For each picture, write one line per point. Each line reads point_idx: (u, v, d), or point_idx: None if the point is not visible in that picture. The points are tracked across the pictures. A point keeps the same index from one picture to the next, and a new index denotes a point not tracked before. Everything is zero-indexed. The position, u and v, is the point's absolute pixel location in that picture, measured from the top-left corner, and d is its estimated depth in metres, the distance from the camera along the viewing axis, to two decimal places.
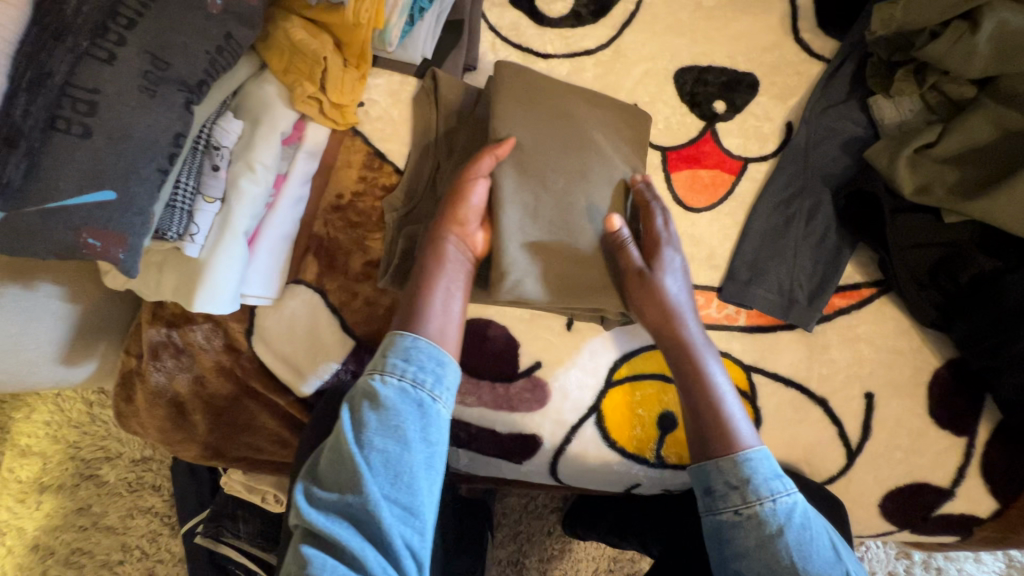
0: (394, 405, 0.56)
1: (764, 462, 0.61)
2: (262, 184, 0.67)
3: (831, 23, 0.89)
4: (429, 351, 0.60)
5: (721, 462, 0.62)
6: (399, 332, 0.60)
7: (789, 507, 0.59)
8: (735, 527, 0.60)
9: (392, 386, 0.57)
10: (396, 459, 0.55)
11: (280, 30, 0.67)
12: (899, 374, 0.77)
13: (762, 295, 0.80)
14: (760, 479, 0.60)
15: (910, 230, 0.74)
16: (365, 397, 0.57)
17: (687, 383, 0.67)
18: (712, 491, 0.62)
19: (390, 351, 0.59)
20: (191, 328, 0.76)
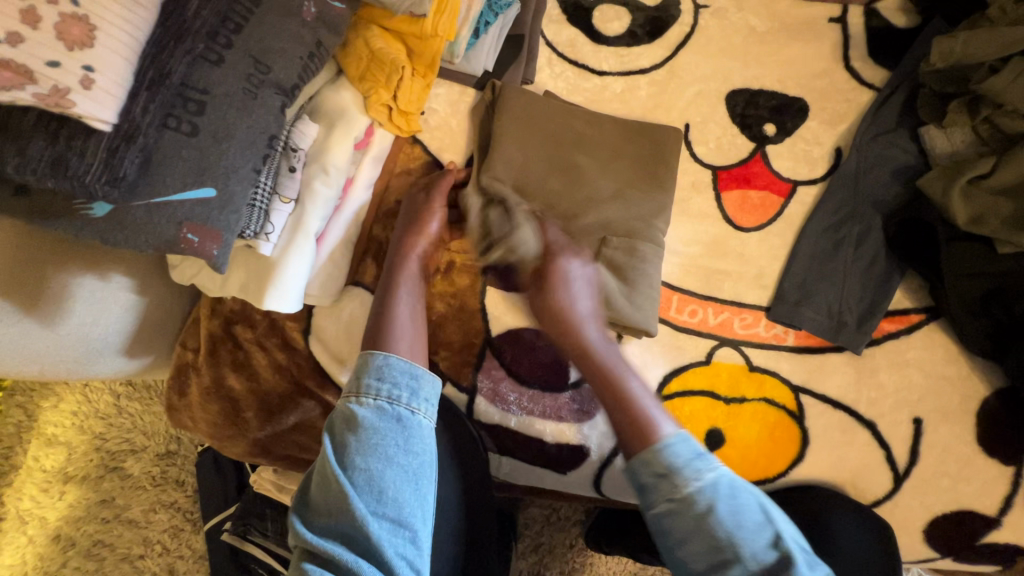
0: (373, 425, 0.60)
1: (680, 447, 0.62)
2: (334, 186, 0.69)
3: (882, 53, 0.91)
4: (399, 368, 0.64)
5: (642, 457, 0.63)
6: (371, 349, 0.65)
7: (705, 487, 0.60)
8: (670, 515, 0.61)
9: (369, 407, 0.61)
10: (379, 474, 0.59)
11: (361, 39, 0.69)
12: (948, 401, 0.77)
13: (811, 317, 0.81)
14: (679, 464, 0.61)
15: (965, 259, 0.76)
16: (343, 417, 0.61)
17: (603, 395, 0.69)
18: (643, 486, 0.62)
19: (354, 369, 0.64)
20: (250, 325, 0.77)
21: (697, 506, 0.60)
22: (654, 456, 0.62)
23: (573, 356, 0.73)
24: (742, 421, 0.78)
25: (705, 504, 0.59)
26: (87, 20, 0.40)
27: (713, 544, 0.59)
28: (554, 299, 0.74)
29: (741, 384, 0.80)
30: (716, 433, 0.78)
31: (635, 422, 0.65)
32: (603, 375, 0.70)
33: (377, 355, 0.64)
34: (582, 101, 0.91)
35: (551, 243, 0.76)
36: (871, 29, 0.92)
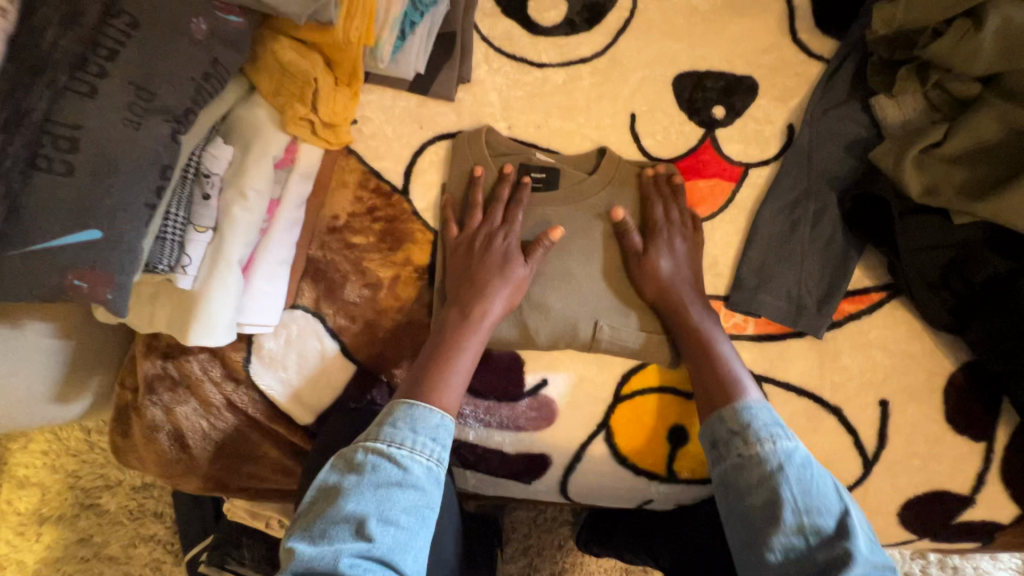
0: (422, 484, 0.58)
1: (762, 412, 0.63)
2: (255, 211, 0.65)
3: (829, 22, 0.88)
4: (444, 430, 0.62)
5: (722, 411, 0.65)
6: (426, 405, 0.62)
7: (781, 450, 0.60)
8: (739, 469, 0.61)
9: (420, 464, 0.58)
10: (404, 531, 0.55)
11: (269, 52, 0.64)
12: (914, 380, 0.75)
13: (770, 302, 0.78)
14: (757, 425, 0.62)
15: (921, 231, 0.73)
16: (384, 466, 0.57)
17: (688, 353, 0.72)
18: (718, 441, 0.64)
19: (402, 421, 0.60)
20: (188, 359, 0.74)
21: (769, 466, 0.59)
22: (730, 414, 0.64)
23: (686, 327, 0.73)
24: None
25: (779, 463, 0.59)
26: None
27: (772, 498, 0.57)
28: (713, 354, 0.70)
29: None
30: (678, 430, 0.76)
31: (718, 380, 0.68)
32: (697, 337, 0.72)
33: (430, 413, 0.61)
34: (522, 97, 0.88)
35: (654, 213, 0.78)
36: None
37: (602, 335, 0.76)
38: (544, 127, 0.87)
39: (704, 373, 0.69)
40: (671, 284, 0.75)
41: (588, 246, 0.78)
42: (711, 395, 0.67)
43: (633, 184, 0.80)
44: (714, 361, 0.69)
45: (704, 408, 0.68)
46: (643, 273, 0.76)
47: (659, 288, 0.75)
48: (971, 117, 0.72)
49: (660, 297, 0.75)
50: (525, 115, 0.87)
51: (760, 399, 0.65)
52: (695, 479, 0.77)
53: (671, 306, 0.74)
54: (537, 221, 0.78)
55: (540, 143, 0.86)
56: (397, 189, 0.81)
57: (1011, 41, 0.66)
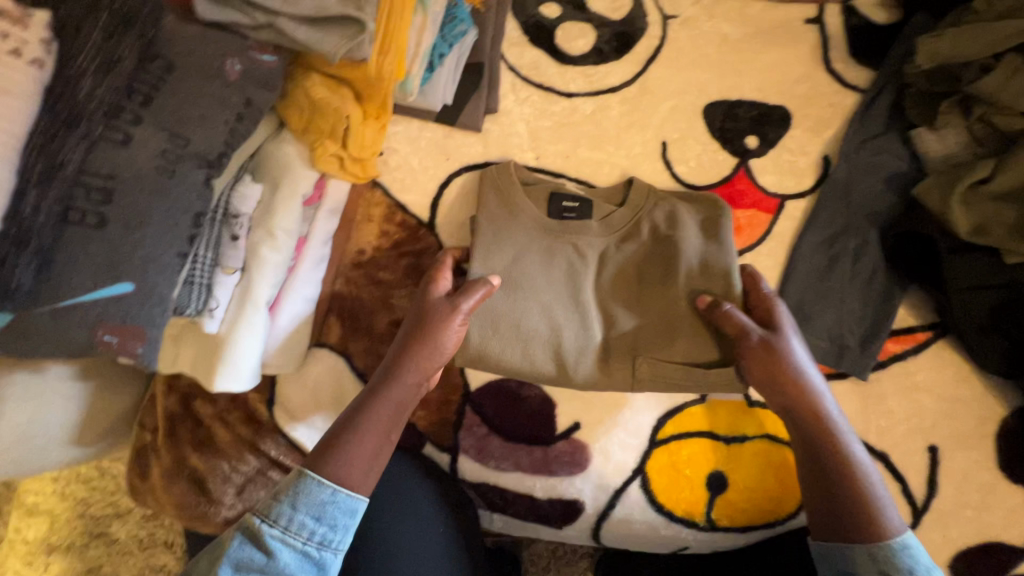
0: (290, 573, 0.50)
1: (914, 554, 0.55)
2: (283, 251, 0.63)
3: (864, 51, 0.86)
4: (355, 506, 0.54)
5: (874, 551, 0.56)
6: (314, 476, 0.53)
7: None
8: None
9: (293, 550, 0.51)
10: None
11: (300, 89, 0.63)
12: (964, 426, 0.72)
13: (811, 342, 0.75)
14: (908, 573, 0.54)
15: (971, 272, 0.70)
16: (254, 549, 0.51)
17: (812, 454, 0.62)
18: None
19: (291, 497, 0.52)
20: (210, 399, 0.72)
21: None
22: (887, 560, 0.55)
23: (805, 422, 0.63)
24: (743, 462, 0.74)
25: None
26: None
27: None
28: (843, 461, 0.60)
29: (741, 421, 0.75)
30: (717, 477, 0.73)
31: (851, 503, 0.58)
32: (815, 438, 0.62)
33: (319, 486, 0.53)
34: (550, 126, 0.86)
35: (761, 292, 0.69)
36: (850, 28, 0.87)
37: (644, 372, 0.70)
38: (573, 157, 0.85)
39: (840, 485, 0.59)
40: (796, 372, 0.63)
41: (619, 273, 0.74)
42: (838, 519, 0.58)
43: (666, 208, 0.75)
44: (848, 476, 0.59)
45: (820, 529, 0.59)
46: (755, 357, 0.64)
47: (781, 371, 0.63)
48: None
49: (779, 387, 0.63)
50: (553, 146, 0.85)
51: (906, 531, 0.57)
52: (734, 527, 0.73)
53: (800, 398, 0.63)
54: (571, 249, 0.74)
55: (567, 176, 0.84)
56: (424, 223, 0.79)
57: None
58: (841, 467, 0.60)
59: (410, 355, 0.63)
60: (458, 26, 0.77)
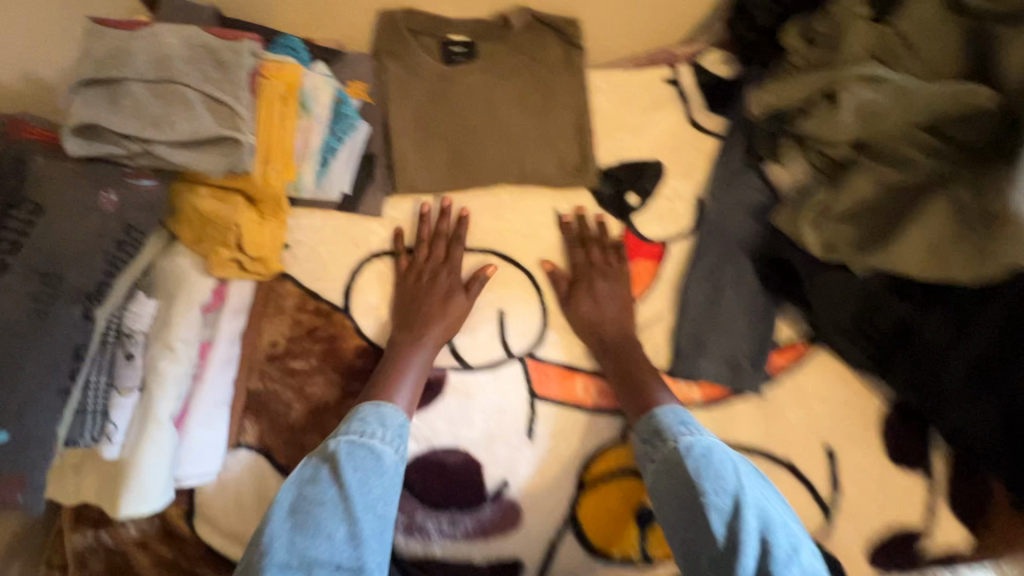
0: (386, 464, 0.67)
1: (673, 416, 0.73)
2: (184, 361, 0.64)
3: (717, 103, 0.97)
4: (406, 431, 0.71)
5: (649, 417, 0.74)
6: (389, 404, 0.72)
7: (696, 450, 0.69)
8: (665, 463, 0.69)
9: (384, 447, 0.68)
10: (376, 471, 0.66)
11: (188, 203, 0.66)
12: (853, 424, 0.79)
13: (710, 368, 0.82)
14: (668, 427, 0.72)
15: (826, 286, 0.79)
16: (345, 459, 0.65)
17: (610, 349, 0.81)
18: (660, 469, 0.70)
19: (368, 415, 0.70)
20: (123, 524, 0.68)
21: (689, 453, 0.68)
22: (656, 418, 0.73)
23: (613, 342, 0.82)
24: None
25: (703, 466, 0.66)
26: None
27: (722, 526, 0.62)
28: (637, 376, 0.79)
29: None
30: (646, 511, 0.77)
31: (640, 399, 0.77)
32: (619, 355, 0.81)
33: (394, 412, 0.71)
34: (450, 200, 0.90)
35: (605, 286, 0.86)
36: (702, 84, 0.98)
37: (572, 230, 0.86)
38: (475, 228, 0.90)
39: (629, 368, 0.80)
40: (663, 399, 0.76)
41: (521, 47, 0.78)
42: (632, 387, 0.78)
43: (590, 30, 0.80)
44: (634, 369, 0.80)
45: (634, 415, 0.77)
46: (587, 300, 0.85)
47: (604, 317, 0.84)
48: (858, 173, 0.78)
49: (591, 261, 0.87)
50: (453, 219, 0.90)
51: (675, 406, 0.75)
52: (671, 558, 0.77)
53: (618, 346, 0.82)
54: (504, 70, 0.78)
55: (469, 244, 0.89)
56: (338, 307, 0.81)
57: (869, 116, 0.76)
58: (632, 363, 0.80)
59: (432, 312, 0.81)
60: (347, 121, 0.81)
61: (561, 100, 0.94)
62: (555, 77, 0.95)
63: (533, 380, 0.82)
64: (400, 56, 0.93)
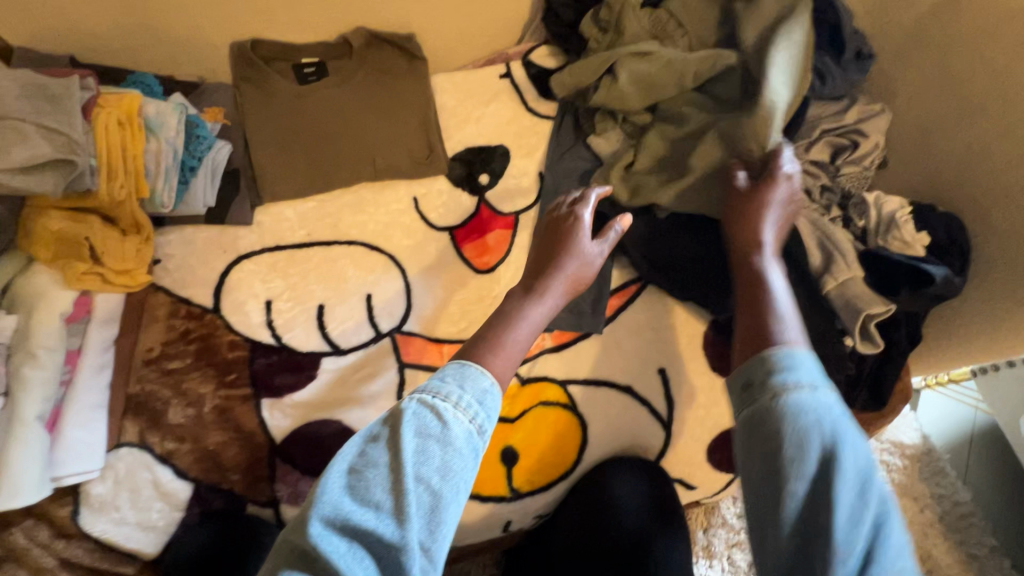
0: (460, 443, 0.52)
1: (799, 364, 0.54)
2: (48, 365, 0.72)
3: (548, 90, 1.09)
4: (493, 398, 0.56)
5: (762, 358, 0.55)
6: (469, 363, 0.57)
7: (813, 400, 0.51)
8: (772, 414, 0.52)
9: (461, 423, 0.53)
10: (449, 446, 0.52)
11: (39, 225, 0.74)
12: (680, 346, 0.91)
13: (555, 316, 0.90)
14: (800, 377, 0.53)
15: (638, 231, 0.92)
16: (427, 413, 0.53)
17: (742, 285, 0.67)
18: (751, 385, 0.55)
19: (448, 375, 0.56)
20: (11, 530, 0.74)
21: (801, 418, 0.51)
22: (767, 360, 0.54)
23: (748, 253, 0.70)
24: (527, 431, 0.86)
25: (817, 431, 0.50)
26: None
27: (810, 514, 0.49)
28: (755, 292, 0.64)
29: (516, 399, 0.88)
30: (508, 450, 0.84)
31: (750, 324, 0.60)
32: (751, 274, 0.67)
33: (471, 367, 0.57)
34: (315, 203, 0.99)
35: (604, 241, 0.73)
36: (533, 76, 1.11)
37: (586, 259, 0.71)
38: (340, 224, 0.98)
39: (753, 291, 0.64)
40: (783, 317, 0.59)
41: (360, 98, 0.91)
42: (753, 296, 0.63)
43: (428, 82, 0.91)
44: (757, 288, 0.64)
45: (744, 347, 0.58)
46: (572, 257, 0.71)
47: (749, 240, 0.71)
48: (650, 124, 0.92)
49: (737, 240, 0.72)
50: (318, 219, 0.98)
51: (805, 349, 0.56)
52: (536, 489, 0.85)
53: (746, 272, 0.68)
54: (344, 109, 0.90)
55: (334, 238, 0.97)
56: (209, 309, 0.88)
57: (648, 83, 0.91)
58: (749, 287, 0.66)
59: (561, 264, 0.69)
60: (203, 143, 0.90)
61: (407, 102, 1.05)
62: (399, 83, 1.06)
63: (401, 350, 0.90)
64: (254, 80, 1.02)
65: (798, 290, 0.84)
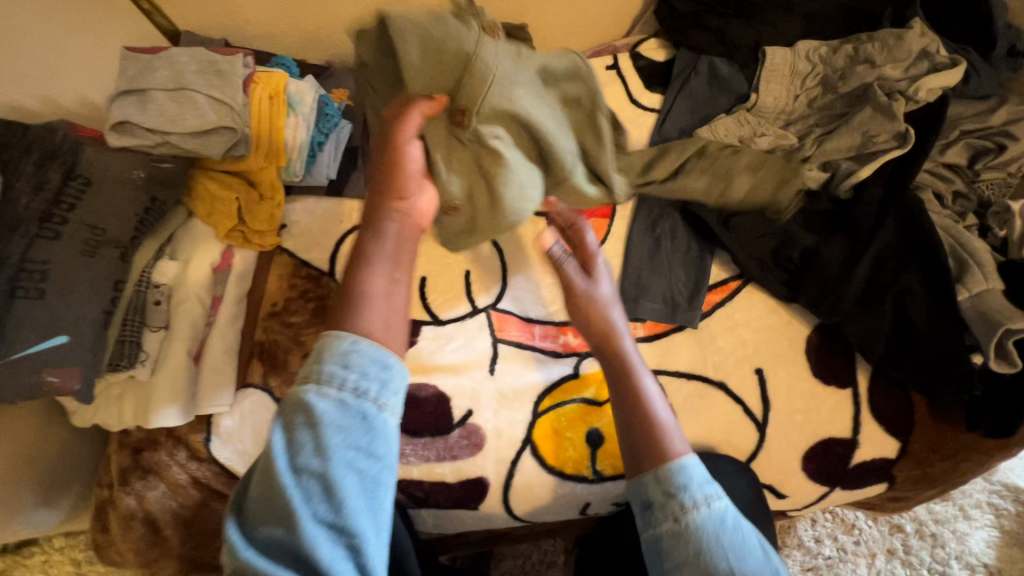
0: (336, 421, 0.51)
1: (692, 472, 0.61)
2: (200, 307, 0.83)
3: (654, 83, 1.09)
4: (387, 367, 0.54)
5: (656, 473, 0.62)
6: (337, 333, 0.54)
7: (715, 513, 0.59)
8: (674, 539, 0.59)
9: (330, 399, 0.51)
10: (304, 443, 0.50)
11: (200, 183, 0.86)
12: (780, 348, 0.87)
13: (650, 307, 0.89)
14: (687, 488, 0.60)
15: (747, 228, 0.89)
16: (301, 408, 0.51)
17: (614, 384, 0.69)
18: (650, 505, 0.62)
19: (334, 356, 0.53)
20: (156, 448, 0.83)
21: (706, 534, 0.58)
22: (667, 478, 0.61)
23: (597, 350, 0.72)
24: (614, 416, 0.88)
25: (705, 525, 0.58)
26: None
27: None
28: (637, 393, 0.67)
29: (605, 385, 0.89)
30: (593, 433, 0.86)
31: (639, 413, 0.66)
32: (618, 375, 0.69)
33: (342, 339, 0.54)
34: None
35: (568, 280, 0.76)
36: (641, 67, 1.10)
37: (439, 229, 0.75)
38: None
39: (625, 403, 0.67)
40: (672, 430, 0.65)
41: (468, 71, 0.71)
42: (628, 403, 0.67)
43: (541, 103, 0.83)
44: (633, 397, 0.67)
45: (631, 466, 0.65)
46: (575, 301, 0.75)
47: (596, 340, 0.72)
48: (510, 183, 0.74)
49: (590, 328, 0.73)
50: None
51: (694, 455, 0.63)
52: (619, 474, 0.86)
53: (623, 380, 0.69)
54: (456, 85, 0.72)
55: None
56: (326, 272, 0.94)
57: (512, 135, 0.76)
58: (631, 404, 0.67)
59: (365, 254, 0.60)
60: (331, 119, 0.96)
61: None
62: None
63: (495, 327, 0.93)
64: None
65: (923, 300, 0.80)
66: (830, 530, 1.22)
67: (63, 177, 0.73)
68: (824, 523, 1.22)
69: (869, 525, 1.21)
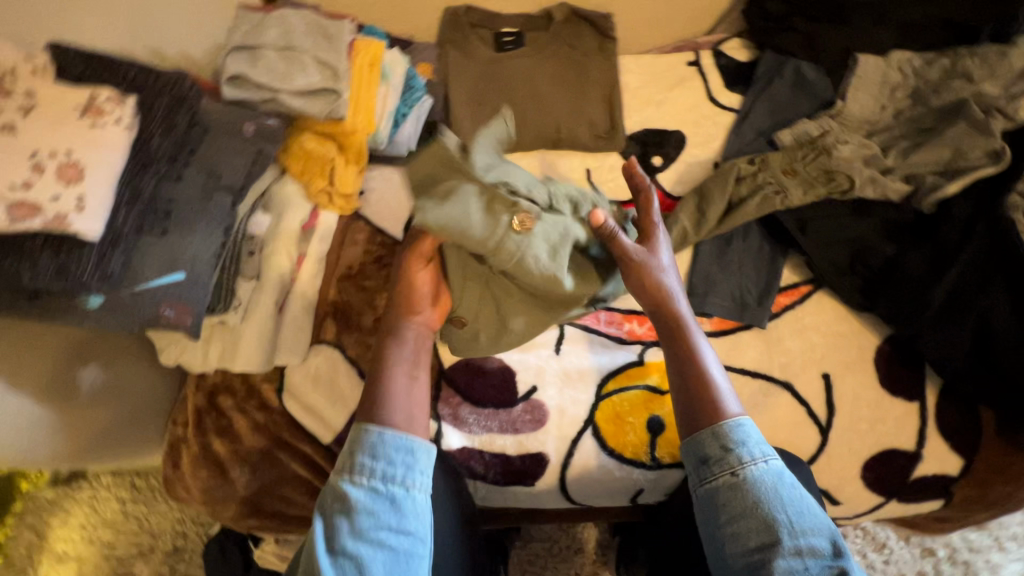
0: (367, 507, 0.55)
1: (747, 429, 0.62)
2: (288, 260, 0.86)
3: (734, 82, 1.09)
4: (415, 454, 0.59)
5: (714, 428, 0.62)
6: (366, 425, 0.60)
7: (769, 469, 0.61)
8: (730, 490, 0.60)
9: (362, 488, 0.56)
10: (343, 527, 0.54)
11: (295, 141, 0.89)
12: (848, 355, 0.88)
13: (719, 303, 0.90)
14: (741, 445, 0.61)
15: (824, 233, 0.89)
16: (335, 498, 0.56)
17: (671, 347, 0.70)
18: (707, 459, 0.62)
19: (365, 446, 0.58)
20: (230, 392, 0.86)
21: (761, 488, 0.59)
22: (725, 432, 0.62)
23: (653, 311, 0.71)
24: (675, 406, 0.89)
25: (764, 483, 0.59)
26: (77, 165, 0.65)
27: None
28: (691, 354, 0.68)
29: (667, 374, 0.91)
30: (654, 420, 0.88)
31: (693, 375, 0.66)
32: (674, 336, 0.70)
33: (372, 431, 0.59)
34: None
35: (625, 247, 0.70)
36: (721, 66, 1.10)
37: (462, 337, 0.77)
38: None
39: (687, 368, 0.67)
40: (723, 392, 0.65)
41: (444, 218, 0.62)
42: (681, 361, 0.68)
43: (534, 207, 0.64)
44: (691, 360, 0.68)
45: (682, 427, 0.65)
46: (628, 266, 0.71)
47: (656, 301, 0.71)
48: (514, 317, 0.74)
49: (645, 291, 0.71)
50: None
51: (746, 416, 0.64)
52: (675, 463, 0.87)
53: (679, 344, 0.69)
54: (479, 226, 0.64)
55: None
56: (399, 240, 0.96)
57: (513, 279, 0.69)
58: (691, 372, 0.67)
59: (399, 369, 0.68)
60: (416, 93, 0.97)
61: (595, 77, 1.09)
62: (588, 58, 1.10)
63: None
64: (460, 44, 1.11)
65: (1006, 317, 0.80)
66: (862, 547, 1.21)
67: (187, 124, 0.76)
68: (856, 539, 1.22)
69: (902, 546, 1.20)
